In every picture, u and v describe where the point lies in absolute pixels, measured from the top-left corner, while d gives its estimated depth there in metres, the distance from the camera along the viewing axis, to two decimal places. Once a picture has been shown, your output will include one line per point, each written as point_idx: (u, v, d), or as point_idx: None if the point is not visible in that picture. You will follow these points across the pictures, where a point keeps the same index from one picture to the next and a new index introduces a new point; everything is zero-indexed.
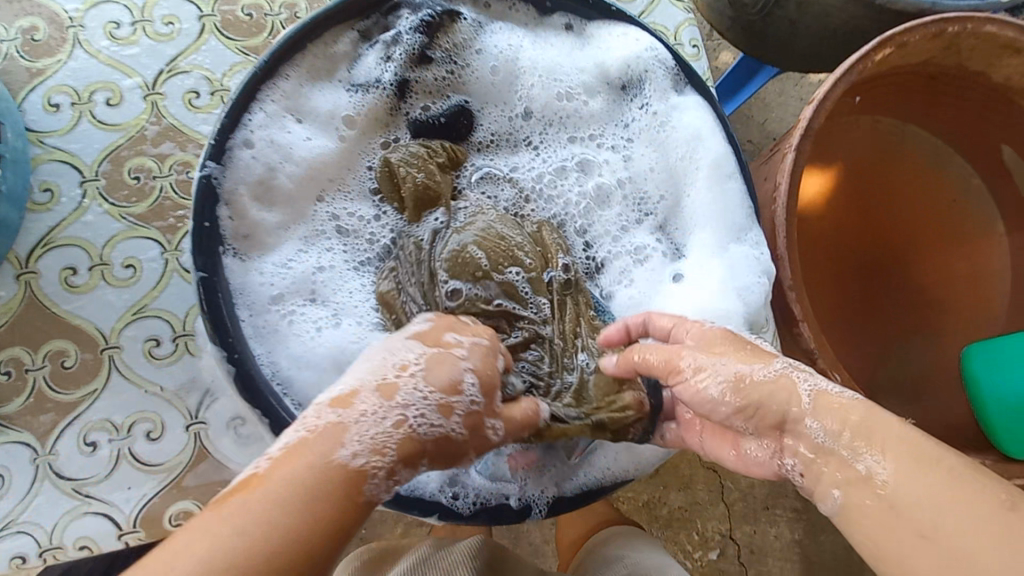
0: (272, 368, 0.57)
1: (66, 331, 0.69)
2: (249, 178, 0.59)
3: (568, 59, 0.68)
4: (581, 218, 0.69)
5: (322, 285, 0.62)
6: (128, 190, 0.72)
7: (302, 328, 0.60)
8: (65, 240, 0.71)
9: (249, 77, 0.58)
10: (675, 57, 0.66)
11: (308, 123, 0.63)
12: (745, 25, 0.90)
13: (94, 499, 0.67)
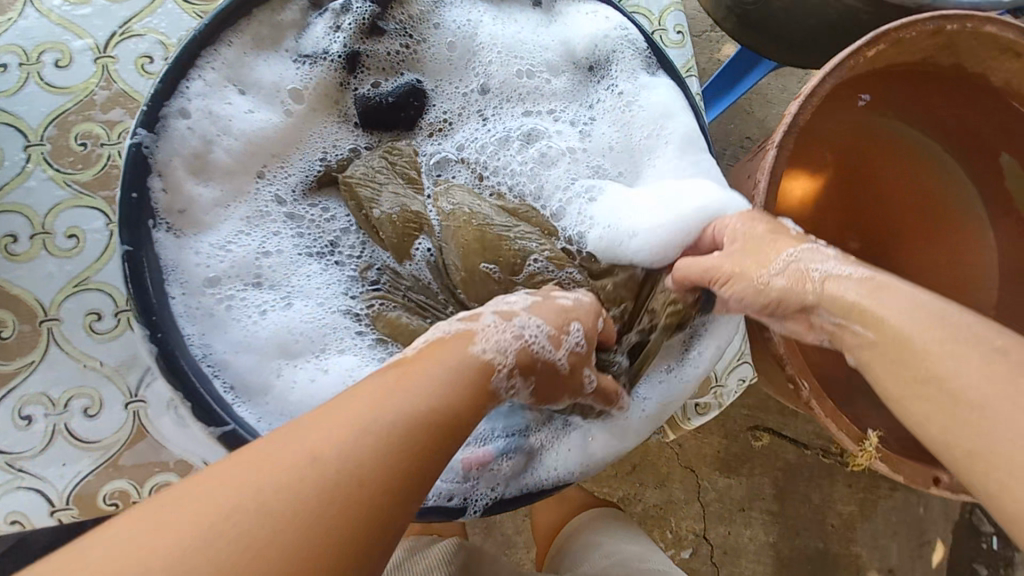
0: (204, 350, 0.55)
1: (4, 301, 0.67)
2: (185, 149, 0.56)
3: (533, 37, 0.66)
4: (529, 183, 0.64)
5: (266, 269, 0.61)
6: (74, 157, 0.70)
7: (242, 313, 0.59)
8: (6, 206, 0.68)
9: (189, 40, 0.55)
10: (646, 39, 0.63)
11: (251, 95, 0.61)
12: (741, 14, 0.86)
13: (27, 474, 0.65)
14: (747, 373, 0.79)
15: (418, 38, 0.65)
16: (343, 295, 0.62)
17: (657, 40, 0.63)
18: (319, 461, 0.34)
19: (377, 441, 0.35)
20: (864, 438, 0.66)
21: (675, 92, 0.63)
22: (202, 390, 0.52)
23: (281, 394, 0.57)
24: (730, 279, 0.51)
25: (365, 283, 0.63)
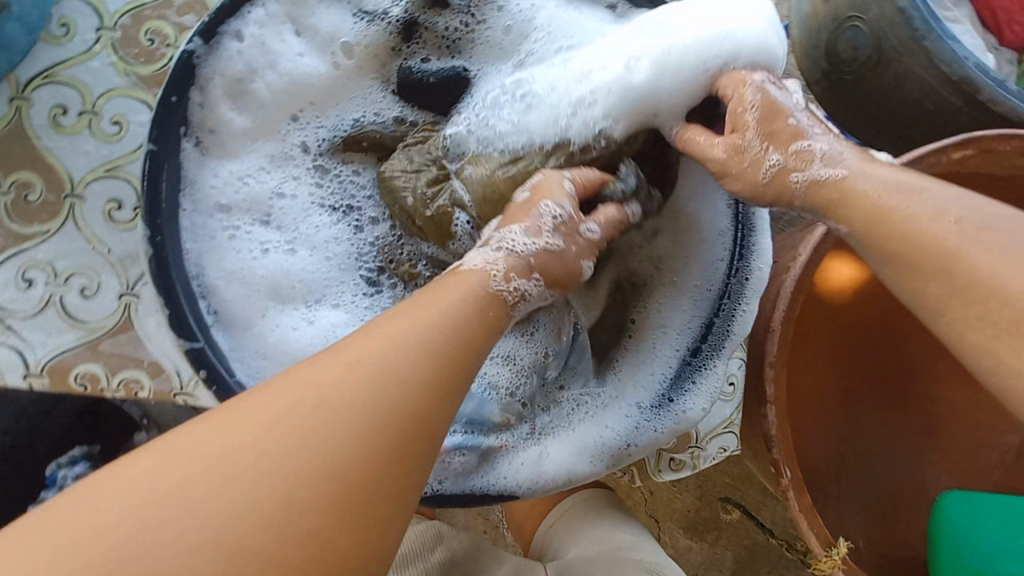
0: (198, 270, 0.55)
1: (39, 166, 0.69)
2: (229, 73, 0.57)
3: (593, 27, 0.60)
4: (515, 119, 0.58)
5: (277, 209, 0.62)
6: (139, 50, 0.71)
7: (244, 246, 0.59)
8: (65, 79, 0.70)
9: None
10: None
11: (305, 39, 0.61)
12: (835, 83, 0.82)
13: (13, 334, 0.67)
14: (730, 445, 0.76)
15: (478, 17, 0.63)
16: (344, 255, 0.63)
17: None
18: (331, 395, 0.35)
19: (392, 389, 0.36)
20: (834, 544, 0.62)
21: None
22: (184, 311, 0.52)
23: (258, 334, 0.57)
24: (728, 177, 0.51)
25: (370, 249, 0.64)
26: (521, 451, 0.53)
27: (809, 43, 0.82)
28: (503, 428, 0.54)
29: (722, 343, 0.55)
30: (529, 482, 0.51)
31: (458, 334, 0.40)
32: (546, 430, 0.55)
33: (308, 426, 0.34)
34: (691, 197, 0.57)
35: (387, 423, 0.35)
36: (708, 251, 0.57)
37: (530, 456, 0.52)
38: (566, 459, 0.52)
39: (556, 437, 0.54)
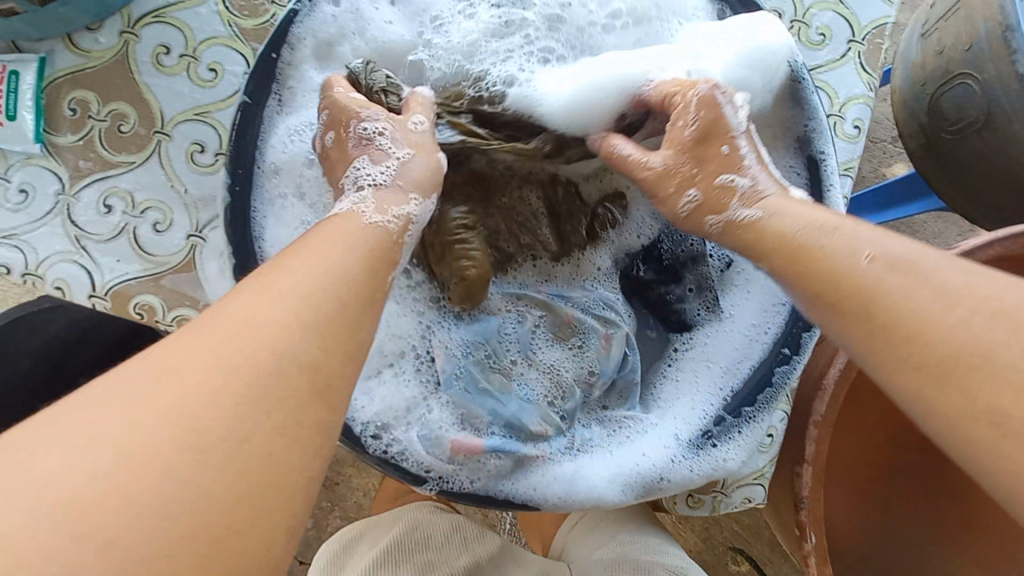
0: (259, 230, 0.54)
1: (135, 99, 0.72)
2: (322, 36, 0.56)
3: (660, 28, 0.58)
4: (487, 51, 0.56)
5: (310, 174, 0.57)
6: (245, 3, 0.73)
7: (302, 210, 0.56)
8: (172, 20, 0.73)
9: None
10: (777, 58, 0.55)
11: (398, 8, 0.59)
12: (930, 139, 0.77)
13: (86, 254, 0.70)
14: (756, 496, 0.73)
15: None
16: None
17: (812, 104, 0.56)
18: (236, 351, 0.33)
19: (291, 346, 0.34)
20: None
21: (801, 180, 0.57)
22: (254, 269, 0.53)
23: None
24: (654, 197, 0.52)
25: None
26: (555, 464, 0.50)
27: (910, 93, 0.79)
28: (539, 440, 0.52)
29: (777, 398, 0.53)
30: (558, 497, 0.49)
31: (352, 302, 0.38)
32: (582, 447, 0.52)
33: (213, 374, 0.32)
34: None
35: (321, 344, 0.35)
36: (769, 293, 0.56)
37: (563, 471, 0.50)
38: (602, 480, 0.49)
39: (593, 457, 0.51)
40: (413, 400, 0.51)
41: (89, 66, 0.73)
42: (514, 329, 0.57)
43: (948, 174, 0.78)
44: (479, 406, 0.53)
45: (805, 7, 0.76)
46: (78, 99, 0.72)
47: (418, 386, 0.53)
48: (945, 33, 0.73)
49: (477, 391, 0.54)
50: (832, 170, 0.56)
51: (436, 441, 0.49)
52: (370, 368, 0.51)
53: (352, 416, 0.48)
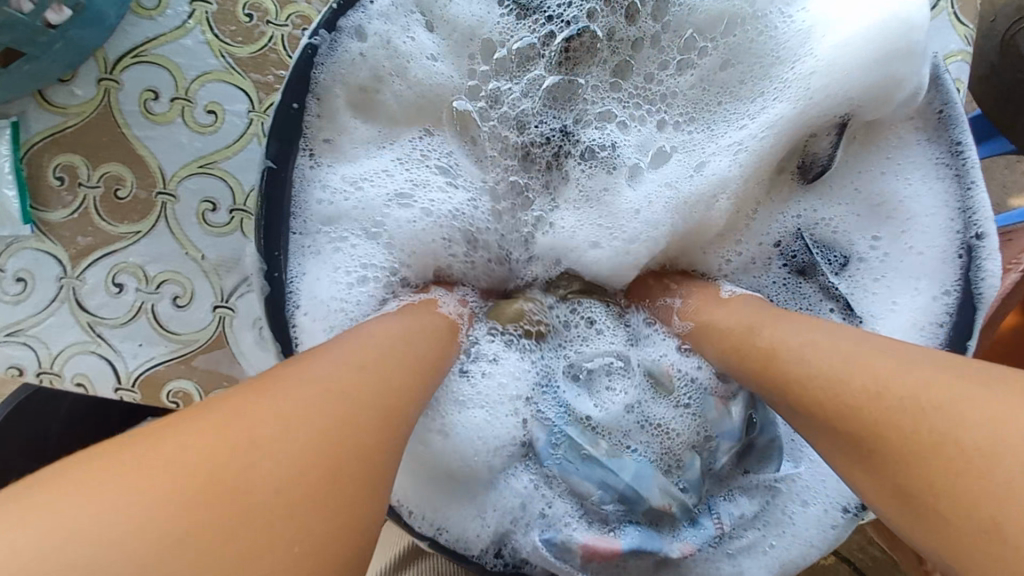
0: (302, 310, 0.46)
1: (128, 158, 0.63)
2: (350, 74, 0.47)
3: (761, 22, 0.49)
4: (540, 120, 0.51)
5: (366, 237, 0.47)
6: (236, 27, 0.63)
7: (346, 266, 0.47)
8: (157, 59, 0.62)
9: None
10: (924, 53, 0.45)
11: (438, 33, 0.50)
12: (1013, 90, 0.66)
13: (104, 342, 0.62)
14: None
15: (661, 26, 0.51)
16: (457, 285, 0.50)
17: (948, 88, 0.47)
18: (279, 416, 0.29)
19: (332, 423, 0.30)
20: None
21: (947, 172, 0.48)
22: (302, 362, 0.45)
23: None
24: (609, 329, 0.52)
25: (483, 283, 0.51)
26: (700, 558, 0.46)
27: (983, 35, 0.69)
28: (676, 528, 0.47)
29: None
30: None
31: (389, 379, 0.35)
32: (734, 533, 0.47)
33: (250, 441, 0.27)
34: (912, 240, 0.49)
35: (354, 408, 0.31)
36: (906, 319, 0.49)
37: (717, 574, 0.46)
38: None
39: (743, 545, 0.47)
40: (528, 493, 0.47)
41: (70, 125, 0.63)
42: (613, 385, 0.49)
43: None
44: (586, 479, 0.46)
45: None
46: (63, 165, 0.63)
47: (525, 477, 0.47)
48: None
49: (581, 460, 0.46)
50: (981, 162, 0.47)
51: (564, 546, 0.45)
52: (468, 482, 0.46)
53: (470, 545, 0.47)
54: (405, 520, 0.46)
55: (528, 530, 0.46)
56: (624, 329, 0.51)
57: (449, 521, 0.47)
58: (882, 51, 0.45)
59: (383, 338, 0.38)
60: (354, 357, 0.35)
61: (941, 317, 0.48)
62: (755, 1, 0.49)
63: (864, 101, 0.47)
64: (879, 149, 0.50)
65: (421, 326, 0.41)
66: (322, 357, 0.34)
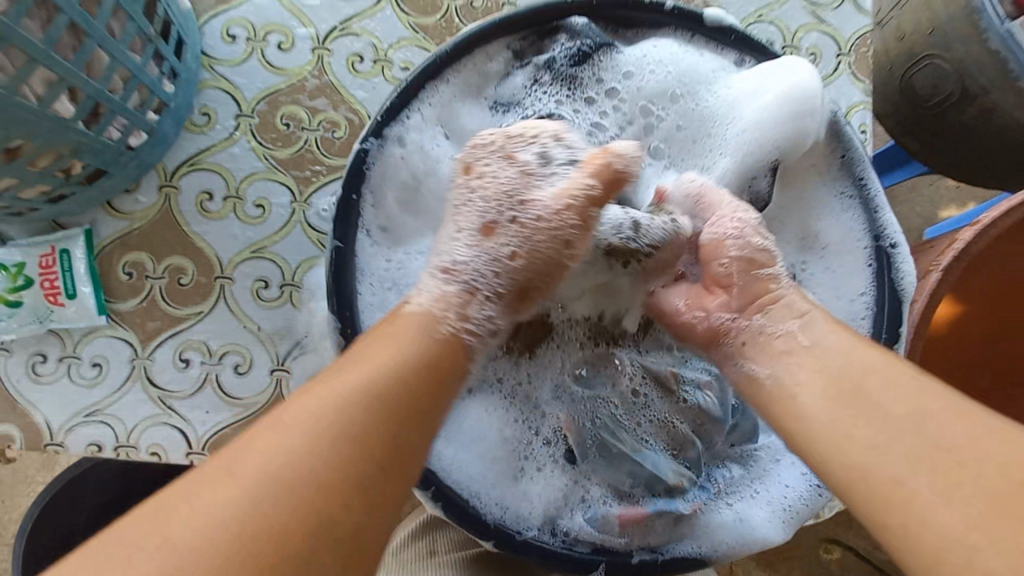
0: None
1: (188, 250, 0.73)
2: (391, 173, 0.58)
3: (696, 98, 0.63)
4: None
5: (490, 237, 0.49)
6: (276, 134, 0.75)
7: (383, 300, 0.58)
8: (210, 165, 0.74)
9: (420, 69, 0.58)
10: (821, 109, 0.60)
11: (451, 137, 0.61)
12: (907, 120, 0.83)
13: (175, 413, 0.71)
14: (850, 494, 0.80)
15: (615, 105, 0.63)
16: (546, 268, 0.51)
17: (850, 136, 0.61)
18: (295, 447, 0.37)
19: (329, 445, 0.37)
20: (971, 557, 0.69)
21: (855, 199, 0.62)
22: None
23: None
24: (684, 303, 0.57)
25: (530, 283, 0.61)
26: (709, 515, 0.58)
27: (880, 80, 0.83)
28: (685, 493, 0.59)
29: None
30: (727, 545, 0.57)
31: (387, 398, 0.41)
32: (730, 490, 0.60)
33: (275, 472, 0.35)
34: (841, 255, 0.63)
35: (352, 431, 0.38)
36: (844, 309, 0.62)
37: (726, 526, 0.57)
38: (763, 523, 0.57)
39: (742, 499, 0.59)
40: (568, 488, 0.59)
41: (135, 227, 0.73)
42: (626, 388, 0.63)
43: (938, 145, 0.80)
44: (618, 471, 0.59)
45: (792, 32, 0.84)
46: (131, 262, 0.73)
47: (565, 475, 0.59)
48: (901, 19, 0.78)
49: (613, 456, 0.59)
50: (881, 190, 0.61)
51: (604, 519, 0.57)
52: (517, 474, 0.58)
53: (529, 527, 0.56)
54: (475, 516, 0.54)
55: (575, 512, 0.58)
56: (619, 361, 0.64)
57: (508, 506, 0.56)
58: (791, 115, 0.59)
59: (379, 359, 0.42)
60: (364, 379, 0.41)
61: (865, 313, 0.61)
62: (686, 84, 0.63)
63: (785, 154, 0.62)
64: (805, 187, 0.64)
65: (419, 331, 0.45)
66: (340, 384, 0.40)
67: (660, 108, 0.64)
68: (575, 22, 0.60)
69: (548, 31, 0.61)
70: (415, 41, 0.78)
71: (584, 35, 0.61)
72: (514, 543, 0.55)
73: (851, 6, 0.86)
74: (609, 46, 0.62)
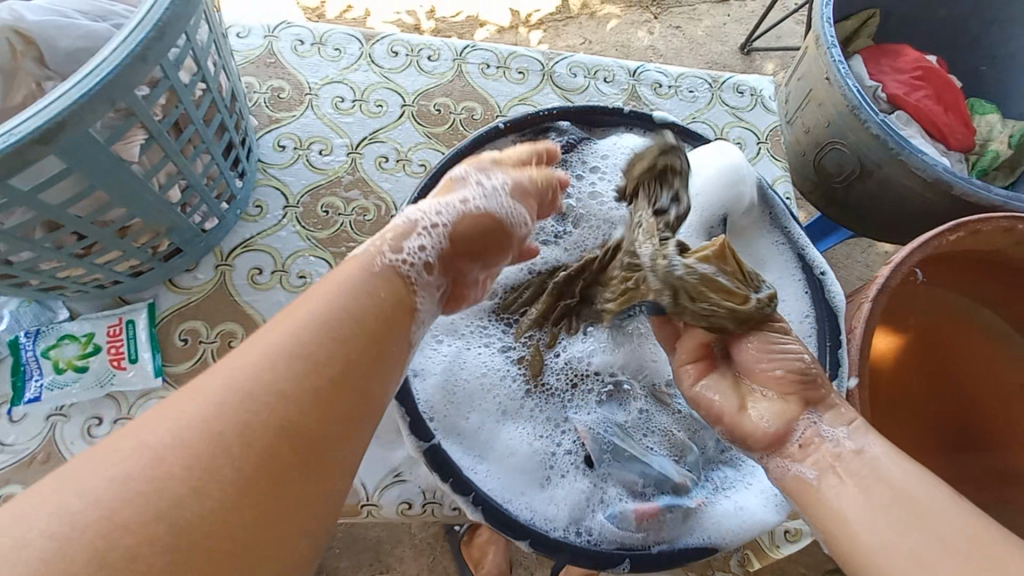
0: (419, 383, 0.69)
1: (239, 317, 0.84)
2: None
3: None
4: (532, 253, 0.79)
5: (433, 199, 0.60)
6: (317, 220, 0.91)
7: (434, 352, 0.71)
8: (260, 246, 0.88)
9: (441, 162, 0.75)
10: (751, 174, 0.79)
11: None
12: (828, 189, 1.02)
13: None
14: None
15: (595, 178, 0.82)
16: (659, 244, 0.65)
17: (773, 198, 0.81)
18: (244, 392, 0.40)
19: (273, 396, 0.40)
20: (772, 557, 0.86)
21: (787, 247, 0.79)
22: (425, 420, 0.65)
23: (471, 441, 0.67)
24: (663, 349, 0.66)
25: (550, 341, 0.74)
26: (712, 507, 0.65)
27: (799, 161, 1.05)
28: (690, 490, 0.67)
29: None
30: (734, 532, 0.64)
31: (340, 356, 0.44)
32: (726, 485, 0.69)
33: (222, 418, 0.38)
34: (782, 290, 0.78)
35: (300, 388, 0.41)
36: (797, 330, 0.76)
37: (729, 516, 0.65)
38: (761, 508, 0.65)
39: (739, 491, 0.68)
40: (589, 491, 0.66)
41: (192, 300, 0.84)
42: (633, 407, 0.74)
43: (856, 208, 1.01)
44: (630, 472, 0.67)
45: (721, 127, 1.08)
46: (187, 329, 0.83)
47: (586, 478, 0.67)
48: (805, 118, 1.01)
49: (625, 460, 0.68)
50: (809, 239, 0.79)
51: (621, 516, 0.64)
52: (540, 482, 0.66)
53: (555, 526, 0.63)
54: (508, 524, 0.61)
55: (595, 513, 0.65)
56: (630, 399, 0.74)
57: (536, 508, 0.64)
58: (726, 177, 0.77)
59: (334, 295, 0.47)
60: (314, 331, 0.44)
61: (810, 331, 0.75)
62: None
63: (728, 207, 0.79)
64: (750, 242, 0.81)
65: (372, 290, 0.49)
66: (294, 328, 0.44)
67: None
68: (561, 124, 0.81)
69: (542, 130, 0.81)
70: (429, 144, 0.98)
71: (570, 132, 0.81)
72: (546, 541, 0.61)
73: (761, 108, 1.12)
74: (587, 139, 0.82)
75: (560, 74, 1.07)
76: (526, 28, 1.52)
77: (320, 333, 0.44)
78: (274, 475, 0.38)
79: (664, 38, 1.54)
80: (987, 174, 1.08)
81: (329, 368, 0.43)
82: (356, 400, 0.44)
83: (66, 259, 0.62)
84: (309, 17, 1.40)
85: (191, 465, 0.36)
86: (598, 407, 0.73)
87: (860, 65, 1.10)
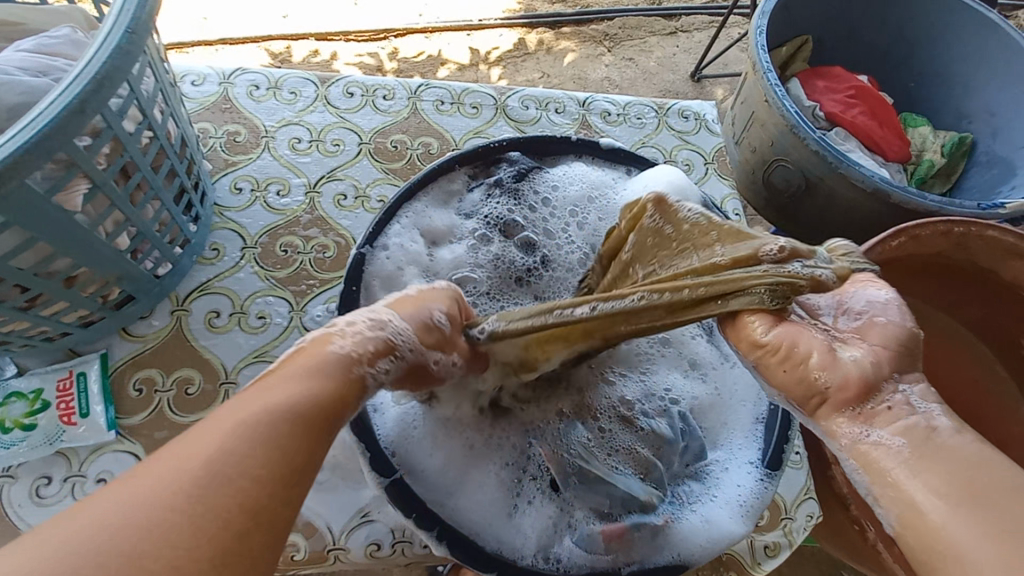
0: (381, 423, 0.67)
1: (195, 362, 0.82)
2: (383, 272, 0.74)
3: (605, 196, 0.85)
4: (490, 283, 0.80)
5: (407, 307, 0.58)
6: (276, 259, 0.90)
7: None
8: (218, 289, 0.87)
9: (394, 198, 0.76)
10: (699, 195, 0.82)
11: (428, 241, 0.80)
12: (778, 206, 1.07)
13: None
14: (814, 510, 0.86)
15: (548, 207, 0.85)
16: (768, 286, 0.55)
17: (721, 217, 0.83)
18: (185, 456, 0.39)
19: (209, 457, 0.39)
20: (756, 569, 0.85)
21: None
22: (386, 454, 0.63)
23: (434, 475, 0.66)
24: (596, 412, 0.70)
25: None
26: (678, 523, 0.65)
27: (745, 180, 1.10)
28: (656, 508, 0.66)
29: (786, 433, 0.70)
30: (703, 546, 0.64)
31: (282, 414, 0.43)
32: (692, 499, 0.69)
33: (160, 487, 0.37)
34: None
35: (245, 447, 0.41)
36: None
37: (695, 529, 0.65)
38: (726, 518, 0.66)
39: (706, 504, 0.68)
40: (555, 515, 0.66)
41: (146, 348, 0.82)
42: (596, 426, 0.74)
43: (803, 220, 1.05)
44: (596, 495, 0.67)
45: (669, 151, 1.13)
46: (142, 378, 0.81)
47: (552, 503, 0.67)
48: (750, 139, 1.05)
49: (592, 481, 0.67)
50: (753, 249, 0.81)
51: (589, 538, 0.63)
52: (506, 510, 0.66)
53: (522, 554, 0.63)
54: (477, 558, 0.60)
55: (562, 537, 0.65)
56: (598, 423, 0.74)
57: (502, 537, 0.64)
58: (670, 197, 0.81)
59: (316, 363, 0.49)
60: (264, 393, 0.44)
61: None
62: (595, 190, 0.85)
63: None
64: None
65: (327, 356, 0.50)
66: (251, 395, 0.45)
67: (585, 208, 0.85)
68: (511, 154, 0.83)
69: (493, 162, 0.84)
70: (388, 179, 1.00)
71: (520, 161, 0.84)
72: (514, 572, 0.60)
73: (706, 131, 1.17)
74: (538, 168, 0.85)
75: (513, 107, 1.11)
76: (486, 65, 1.58)
77: (271, 396, 0.44)
78: (211, 534, 0.36)
79: (618, 69, 1.61)
80: (925, 182, 1.14)
81: (274, 422, 0.43)
82: (295, 453, 0.42)
83: (9, 313, 0.60)
84: (274, 62, 1.44)
85: (144, 527, 0.35)
86: (560, 429, 0.72)
87: (797, 87, 1.17)
